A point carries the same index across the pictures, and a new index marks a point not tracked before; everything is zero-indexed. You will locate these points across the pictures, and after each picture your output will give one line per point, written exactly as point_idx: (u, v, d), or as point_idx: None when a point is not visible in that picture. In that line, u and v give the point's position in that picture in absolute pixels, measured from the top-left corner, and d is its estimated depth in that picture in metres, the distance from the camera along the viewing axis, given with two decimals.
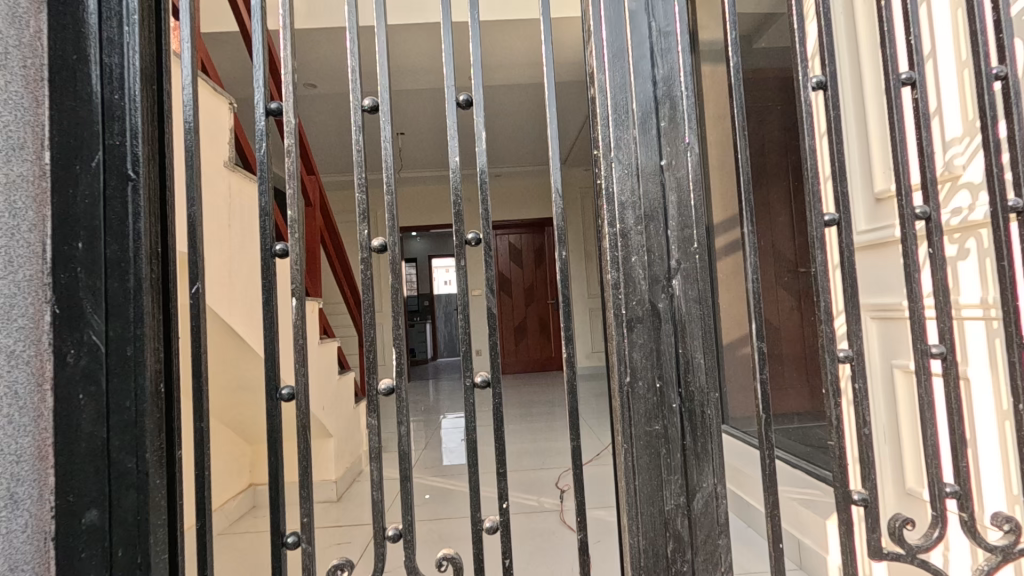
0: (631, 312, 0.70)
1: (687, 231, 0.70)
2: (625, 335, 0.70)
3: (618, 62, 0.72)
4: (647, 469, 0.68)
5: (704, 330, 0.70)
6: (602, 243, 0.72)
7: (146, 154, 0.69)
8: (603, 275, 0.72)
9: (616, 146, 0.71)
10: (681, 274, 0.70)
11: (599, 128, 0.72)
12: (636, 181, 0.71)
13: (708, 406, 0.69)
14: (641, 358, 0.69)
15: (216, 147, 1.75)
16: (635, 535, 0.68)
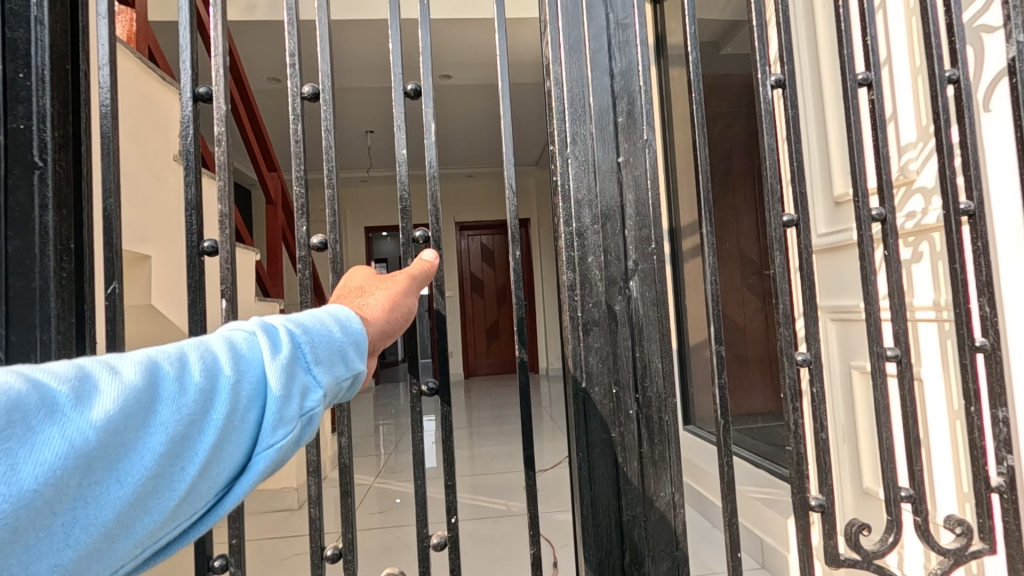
0: (587, 314, 0.67)
1: (645, 230, 0.68)
2: (581, 339, 0.67)
3: (574, 53, 0.69)
4: (602, 478, 0.66)
5: (662, 333, 0.67)
6: (558, 242, 0.69)
7: (57, 138, 0.62)
8: (558, 276, 0.70)
9: (572, 141, 0.68)
10: (638, 275, 0.67)
11: (555, 123, 0.69)
12: (592, 178, 0.68)
13: (666, 412, 0.66)
14: (596, 362, 0.67)
15: (164, 139, 1.66)
16: (589, 548, 0.65)
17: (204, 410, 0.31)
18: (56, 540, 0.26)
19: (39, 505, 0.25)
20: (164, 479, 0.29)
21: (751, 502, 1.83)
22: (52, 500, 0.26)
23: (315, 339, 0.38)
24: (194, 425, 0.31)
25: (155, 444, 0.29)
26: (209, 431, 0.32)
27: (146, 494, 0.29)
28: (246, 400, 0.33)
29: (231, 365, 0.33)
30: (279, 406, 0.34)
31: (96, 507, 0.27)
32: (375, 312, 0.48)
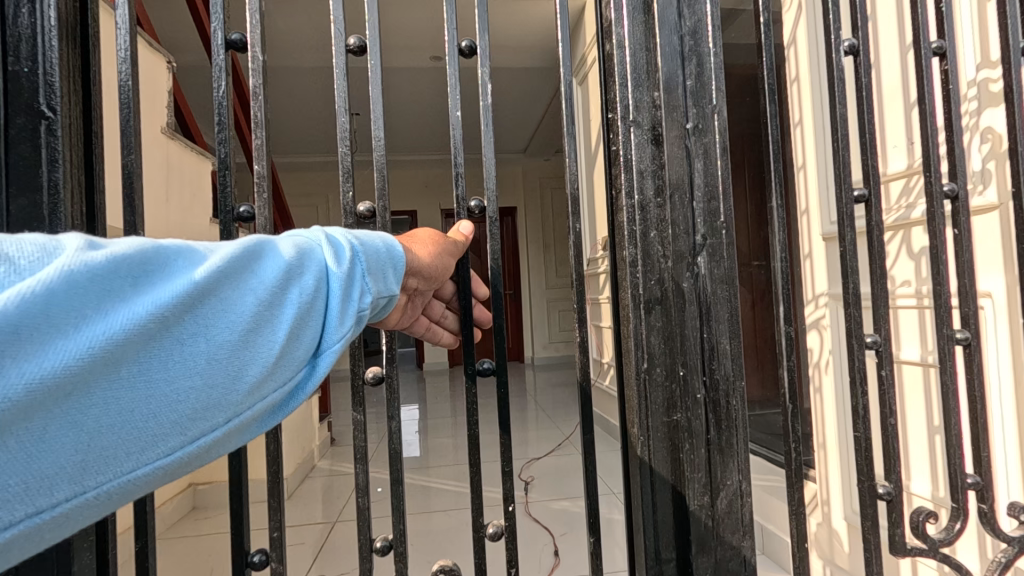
0: (649, 292, 0.62)
1: (714, 203, 0.63)
2: (642, 318, 0.62)
3: (638, 12, 0.64)
4: (665, 464, 0.62)
5: (731, 313, 0.63)
6: (619, 217, 0.65)
7: (67, 85, 0.54)
8: (618, 253, 0.66)
9: (635, 108, 0.63)
10: (706, 251, 0.63)
11: (617, 89, 0.64)
12: (657, 148, 0.63)
13: (733, 396, 0.63)
14: (658, 342, 0.62)
15: (154, 110, 1.57)
16: (649, 536, 0.61)
17: (284, 287, 0.36)
18: (175, 371, 0.30)
19: (155, 334, 0.29)
20: (258, 336, 0.33)
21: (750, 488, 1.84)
22: (167, 333, 0.30)
23: (363, 245, 0.42)
24: (276, 297, 0.35)
25: (245, 304, 0.33)
26: (290, 305, 0.35)
27: (240, 345, 0.32)
28: (314, 284, 0.37)
29: (299, 255, 0.38)
30: (339, 292, 0.38)
31: (201, 350, 0.31)
32: (425, 258, 0.51)
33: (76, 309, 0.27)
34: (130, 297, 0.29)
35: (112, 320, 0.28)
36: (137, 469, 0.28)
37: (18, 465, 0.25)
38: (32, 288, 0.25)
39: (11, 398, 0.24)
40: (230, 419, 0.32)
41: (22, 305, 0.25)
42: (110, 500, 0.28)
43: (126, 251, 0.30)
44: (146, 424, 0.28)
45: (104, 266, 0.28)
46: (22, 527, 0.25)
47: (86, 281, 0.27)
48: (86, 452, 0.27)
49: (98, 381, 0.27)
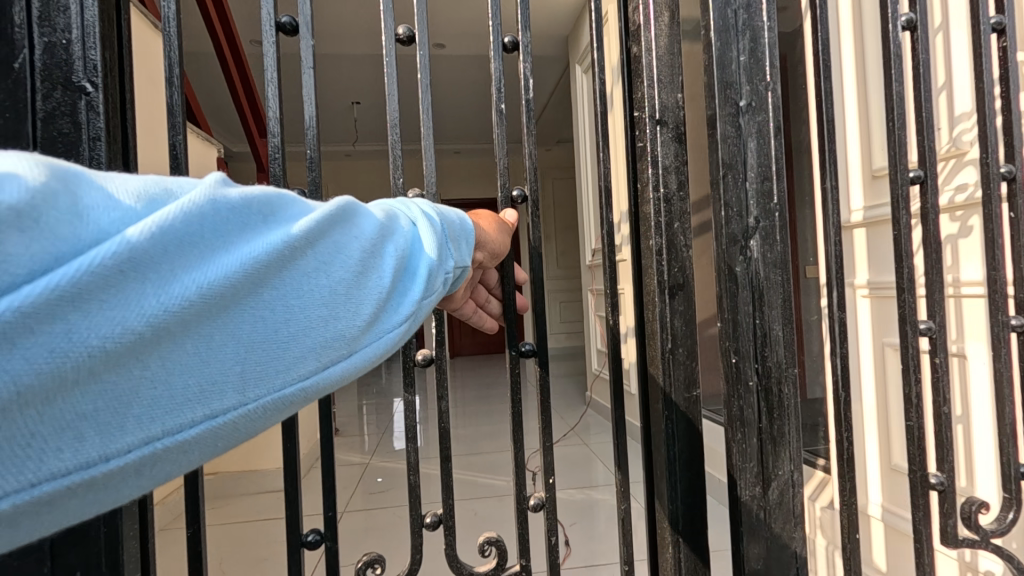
0: (674, 277, 0.71)
1: (768, 182, 0.61)
2: (668, 302, 0.72)
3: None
4: (685, 435, 0.70)
5: (785, 297, 0.61)
6: (646, 208, 0.73)
7: (107, 62, 0.52)
8: (645, 243, 0.74)
9: (661, 110, 0.72)
10: (759, 234, 0.60)
11: (646, 90, 0.72)
12: (680, 146, 0.72)
13: (786, 384, 0.61)
14: (681, 324, 0.72)
15: None
16: (672, 498, 0.70)
17: (376, 244, 0.46)
18: (307, 298, 0.39)
19: (288, 264, 0.39)
20: (364, 276, 0.44)
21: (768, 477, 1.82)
22: (295, 265, 0.40)
23: (438, 219, 0.54)
24: (372, 251, 0.46)
25: (349, 253, 0.44)
26: (386, 257, 0.46)
27: (349, 284, 0.42)
28: (403, 242, 0.48)
29: (387, 222, 0.49)
30: (424, 252, 0.50)
31: (326, 284, 0.41)
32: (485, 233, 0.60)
33: (231, 238, 0.37)
34: (262, 230, 0.39)
35: (258, 248, 0.37)
36: (285, 389, 0.38)
37: (197, 357, 0.34)
38: (183, 209, 0.34)
39: (187, 299, 0.33)
40: (344, 349, 0.42)
41: (184, 221, 0.34)
42: (261, 414, 0.37)
43: (259, 196, 0.40)
44: (289, 342, 0.38)
45: (240, 203, 0.38)
46: (202, 427, 0.34)
47: (228, 212, 0.37)
48: (246, 364, 0.36)
49: (246, 300, 0.36)
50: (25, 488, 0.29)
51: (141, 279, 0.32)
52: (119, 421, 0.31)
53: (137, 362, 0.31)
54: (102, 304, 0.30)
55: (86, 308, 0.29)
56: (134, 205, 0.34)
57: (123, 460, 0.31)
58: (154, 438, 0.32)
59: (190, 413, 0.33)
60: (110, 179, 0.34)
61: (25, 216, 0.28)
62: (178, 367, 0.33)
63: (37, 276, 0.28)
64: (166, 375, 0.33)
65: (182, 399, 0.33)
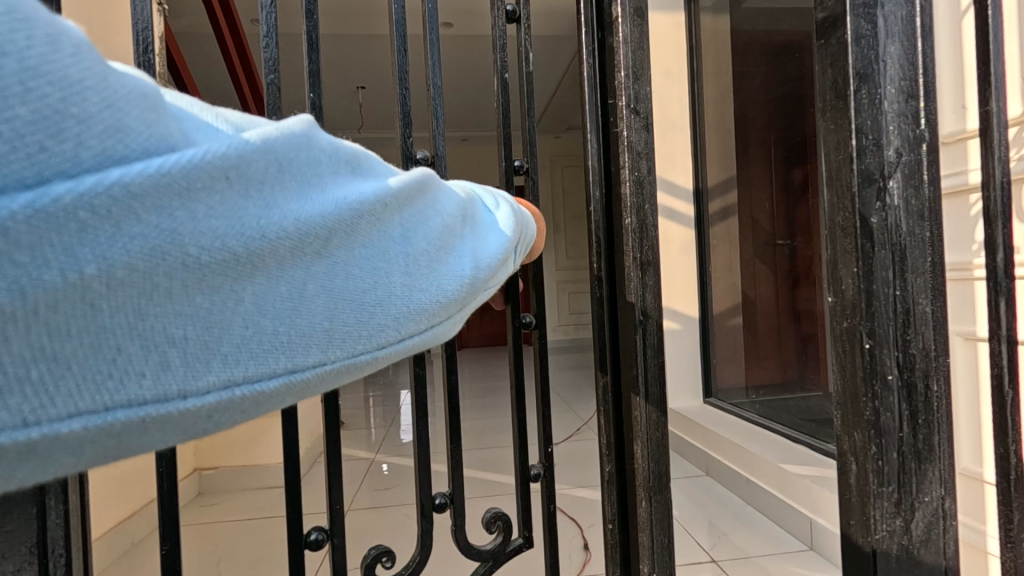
0: (644, 253, 0.70)
1: (910, 102, 0.44)
2: (638, 276, 0.69)
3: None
4: (659, 391, 0.69)
5: (935, 260, 0.44)
6: (621, 191, 0.71)
7: None
8: (620, 225, 0.72)
9: (635, 97, 0.69)
10: (900, 172, 0.44)
11: (621, 79, 0.68)
12: (648, 133, 0.70)
13: (936, 380, 0.44)
14: (652, 297, 0.69)
15: None
16: (647, 451, 0.69)
17: (456, 221, 0.43)
18: (396, 259, 0.35)
19: (380, 217, 0.35)
20: (446, 246, 0.40)
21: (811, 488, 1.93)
22: (387, 220, 0.36)
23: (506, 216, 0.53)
24: (454, 227, 0.43)
25: (435, 221, 0.40)
26: (465, 237, 0.43)
27: (434, 251, 0.38)
28: (476, 226, 0.46)
29: (464, 204, 0.47)
30: (495, 240, 0.47)
31: (415, 247, 0.37)
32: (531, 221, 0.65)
33: (330, 174, 0.33)
34: (356, 177, 0.35)
35: (357, 192, 0.33)
36: (366, 357, 0.33)
37: (289, 300, 0.29)
38: (291, 134, 0.31)
39: (288, 226, 0.29)
40: (425, 324, 0.37)
41: (288, 141, 0.31)
42: (334, 381, 0.32)
43: (351, 148, 0.37)
44: (376, 306, 0.33)
45: (338, 147, 0.35)
46: (281, 380, 0.28)
47: (331, 152, 0.34)
48: (335, 320, 0.31)
49: (341, 248, 0.32)
50: (94, 411, 0.23)
51: (244, 192, 0.27)
52: (209, 355, 0.25)
53: (231, 289, 0.26)
54: (203, 207, 0.25)
55: (192, 204, 0.25)
56: (233, 125, 0.30)
57: (201, 401, 0.26)
58: (233, 384, 0.27)
59: (276, 362, 0.28)
60: (204, 106, 0.32)
61: (141, 96, 0.25)
62: (274, 306, 0.28)
63: (151, 153, 0.24)
64: (259, 314, 0.27)
65: (272, 345, 0.28)
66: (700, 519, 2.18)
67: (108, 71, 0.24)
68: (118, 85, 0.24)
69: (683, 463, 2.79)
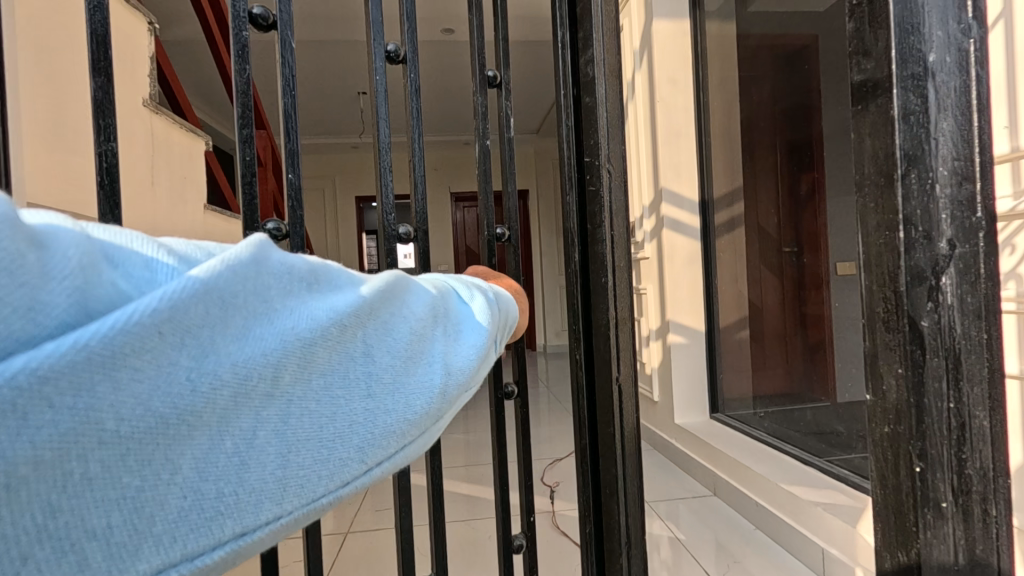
0: (618, 312, 0.81)
1: (965, 187, 0.39)
2: (615, 334, 0.80)
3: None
4: (633, 447, 0.82)
5: (991, 366, 0.39)
6: (599, 246, 0.81)
7: None
8: (598, 279, 0.81)
9: (609, 159, 0.79)
10: (955, 265, 0.38)
11: (596, 141, 0.79)
12: (622, 191, 0.81)
13: (994, 505, 0.39)
14: (626, 354, 0.81)
15: (131, 82, 1.47)
16: (624, 502, 0.81)
17: (427, 321, 0.42)
18: (355, 385, 0.35)
19: (338, 340, 0.34)
20: (413, 356, 0.39)
21: (814, 511, 1.90)
22: (346, 343, 0.35)
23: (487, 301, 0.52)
24: (425, 328, 0.42)
25: (401, 328, 0.39)
26: (437, 336, 0.42)
27: (398, 366, 0.38)
28: (449, 320, 0.45)
29: (437, 295, 0.46)
30: (470, 332, 0.46)
31: (376, 367, 0.36)
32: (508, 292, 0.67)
33: (279, 304, 0.32)
34: (312, 297, 0.34)
35: (311, 321, 0.32)
36: (323, 496, 0.32)
37: (234, 464, 0.28)
38: (234, 269, 0.30)
39: (223, 381, 0.28)
40: (387, 448, 0.36)
41: (231, 279, 0.29)
42: (287, 529, 0.31)
43: (309, 261, 0.36)
44: (332, 444, 0.32)
45: (292, 268, 0.34)
46: (224, 544, 0.28)
47: (283, 277, 0.33)
48: (286, 469, 0.30)
49: (295, 384, 0.31)
50: None
51: (178, 344, 0.26)
52: (137, 541, 0.25)
53: (164, 462, 0.26)
54: (128, 380, 0.25)
55: (117, 379, 0.24)
56: (174, 265, 0.29)
57: None
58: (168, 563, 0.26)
59: (216, 531, 0.27)
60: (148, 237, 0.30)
61: (61, 266, 0.24)
62: (214, 470, 0.27)
63: (67, 328, 0.24)
64: (199, 481, 0.27)
65: (214, 511, 0.27)
66: (707, 538, 2.15)
67: (32, 248, 0.24)
68: (30, 260, 0.23)
69: (690, 481, 2.73)
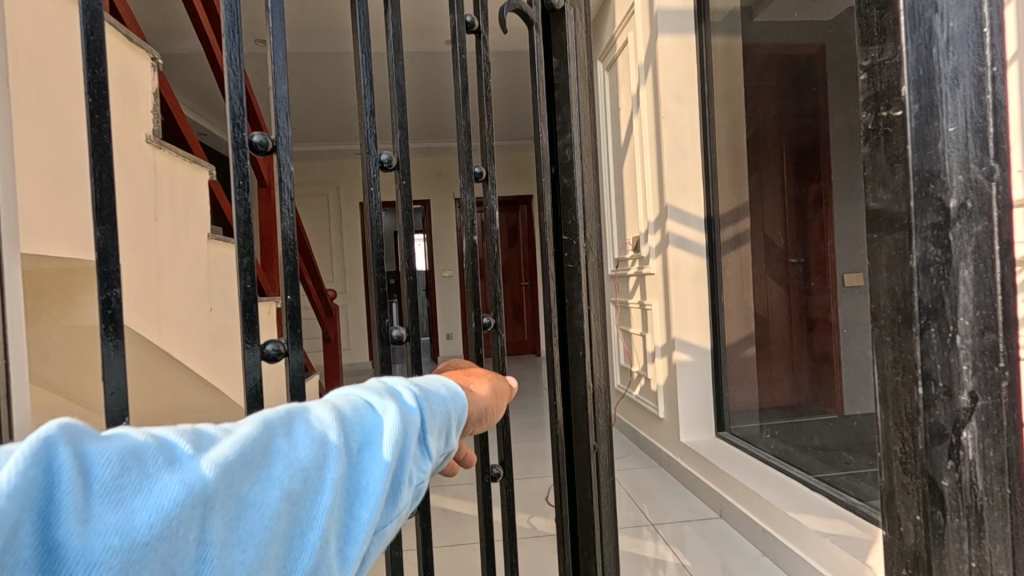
0: (596, 385, 0.85)
1: (990, 336, 0.38)
2: (593, 409, 0.84)
3: (868, 43, 0.42)
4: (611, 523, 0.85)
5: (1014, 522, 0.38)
6: (578, 322, 0.83)
7: None
8: (576, 353, 0.84)
9: (585, 237, 0.83)
10: (978, 419, 0.38)
11: (574, 221, 0.82)
12: (597, 269, 0.86)
13: None
14: (603, 428, 0.85)
15: (134, 117, 1.45)
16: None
17: (325, 446, 0.36)
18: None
19: (186, 528, 0.28)
20: (299, 510, 0.33)
21: (822, 541, 1.87)
22: (199, 527, 0.29)
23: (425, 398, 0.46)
24: (321, 463, 0.35)
25: (281, 478, 0.33)
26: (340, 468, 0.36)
27: (276, 531, 0.31)
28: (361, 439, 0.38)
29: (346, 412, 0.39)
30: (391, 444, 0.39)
31: (244, 545, 0.30)
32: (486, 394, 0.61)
33: (88, 511, 0.26)
34: (145, 482, 0.29)
35: (138, 517, 0.27)
36: None
37: None
38: (21, 486, 0.25)
39: None
40: None
41: (11, 501, 0.24)
42: None
43: (145, 436, 0.31)
44: None
45: (114, 457, 0.29)
46: None
47: (97, 477, 0.28)
48: None
49: None
50: None
51: None
52: None
53: None
54: None
55: None
56: None
57: None
58: None
59: None
60: None
61: None
62: None
63: None
64: None
65: None
66: (713, 562, 2.13)
67: None
68: None
69: (695, 502, 2.71)
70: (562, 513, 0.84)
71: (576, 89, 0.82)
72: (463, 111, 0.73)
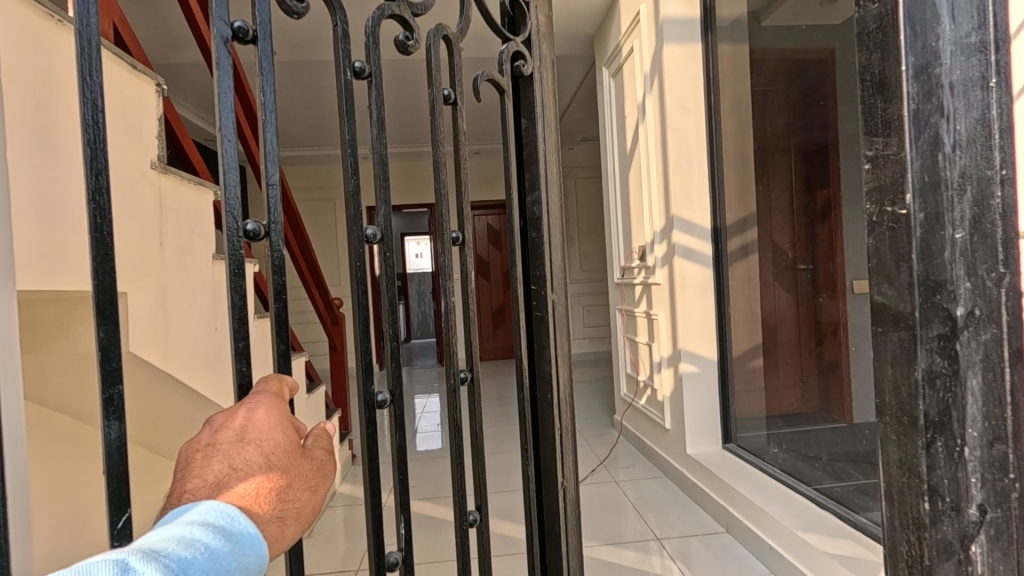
0: (561, 426, 0.85)
1: (1000, 448, 0.46)
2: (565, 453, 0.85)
3: (874, 136, 0.49)
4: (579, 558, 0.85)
5: None
6: (545, 367, 0.83)
7: None
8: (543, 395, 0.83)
9: (551, 284, 0.83)
10: (990, 529, 0.46)
11: (542, 272, 0.82)
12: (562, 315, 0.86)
13: None
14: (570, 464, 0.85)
15: (138, 144, 1.45)
16: None
17: None
18: None
19: None
20: None
21: (828, 562, 1.85)
22: None
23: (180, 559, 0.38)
24: None
25: None
26: None
27: None
28: None
29: None
30: None
31: None
32: (303, 498, 0.50)
33: None
34: None
35: None
36: None
37: None
38: None
39: None
40: None
41: None
42: None
43: None
44: None
45: None
46: None
47: None
48: None
49: None
50: None
51: None
52: None
53: None
54: None
55: None
56: None
57: None
58: None
59: None
60: None
61: None
62: None
63: None
64: None
65: None
66: None
67: None
68: None
69: (701, 516, 2.68)
70: (531, 552, 0.84)
71: (542, 151, 0.82)
72: (442, 180, 0.74)
